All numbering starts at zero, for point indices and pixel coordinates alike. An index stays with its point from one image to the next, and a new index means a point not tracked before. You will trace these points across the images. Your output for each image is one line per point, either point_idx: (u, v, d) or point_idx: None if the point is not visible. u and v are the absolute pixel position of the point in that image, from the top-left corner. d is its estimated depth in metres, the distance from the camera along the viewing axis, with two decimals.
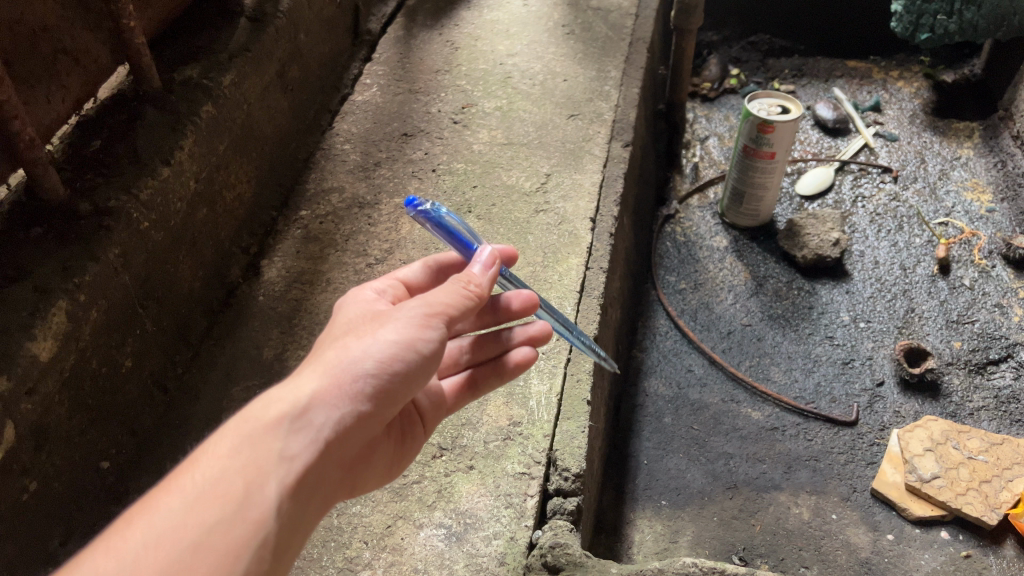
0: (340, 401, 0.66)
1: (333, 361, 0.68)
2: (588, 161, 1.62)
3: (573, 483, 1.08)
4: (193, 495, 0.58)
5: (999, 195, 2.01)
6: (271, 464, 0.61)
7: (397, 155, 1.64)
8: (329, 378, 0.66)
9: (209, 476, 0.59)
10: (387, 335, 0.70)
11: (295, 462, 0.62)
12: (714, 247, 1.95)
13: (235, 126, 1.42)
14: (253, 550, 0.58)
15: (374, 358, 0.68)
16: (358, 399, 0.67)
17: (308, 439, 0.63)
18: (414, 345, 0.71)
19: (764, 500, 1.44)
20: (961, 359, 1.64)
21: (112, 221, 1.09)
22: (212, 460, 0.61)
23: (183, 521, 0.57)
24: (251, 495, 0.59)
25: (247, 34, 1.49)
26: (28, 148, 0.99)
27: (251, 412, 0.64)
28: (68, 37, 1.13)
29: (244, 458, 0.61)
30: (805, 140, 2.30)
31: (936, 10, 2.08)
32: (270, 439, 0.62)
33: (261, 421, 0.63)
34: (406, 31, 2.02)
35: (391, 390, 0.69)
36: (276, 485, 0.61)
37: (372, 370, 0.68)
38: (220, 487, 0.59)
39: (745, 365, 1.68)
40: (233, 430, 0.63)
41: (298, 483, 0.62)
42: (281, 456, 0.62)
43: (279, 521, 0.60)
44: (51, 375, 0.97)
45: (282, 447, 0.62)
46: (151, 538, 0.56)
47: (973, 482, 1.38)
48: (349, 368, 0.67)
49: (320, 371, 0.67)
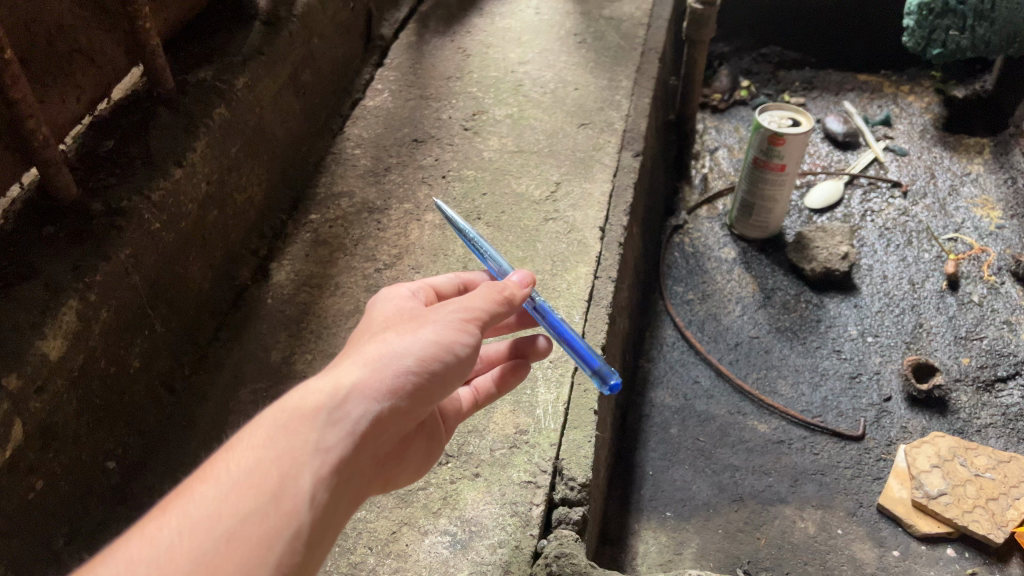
0: (379, 397, 0.66)
1: (373, 355, 0.68)
2: (598, 170, 1.63)
3: (579, 492, 1.08)
4: (228, 484, 0.58)
5: (1010, 212, 2.00)
6: (306, 455, 0.61)
7: (407, 160, 1.65)
8: (371, 372, 0.66)
9: (245, 465, 0.59)
10: (426, 334, 0.70)
11: (330, 454, 0.62)
12: (722, 258, 1.95)
13: (247, 129, 1.42)
14: (287, 541, 0.57)
15: (413, 356, 0.68)
16: (395, 395, 0.66)
17: (344, 432, 0.63)
18: (453, 347, 0.71)
19: (770, 513, 1.43)
20: (970, 376, 1.64)
21: (124, 221, 1.09)
22: (247, 450, 0.61)
23: (219, 510, 0.57)
24: (285, 486, 0.59)
25: (261, 37, 1.50)
26: (41, 147, 0.99)
27: (288, 402, 0.64)
28: (84, 38, 1.14)
29: (280, 448, 0.61)
30: (814, 153, 2.30)
31: (948, 26, 2.07)
32: (306, 430, 0.62)
33: (297, 411, 0.63)
34: (418, 37, 2.03)
35: (428, 388, 0.69)
36: (310, 477, 0.60)
37: (411, 368, 0.68)
38: (255, 477, 0.59)
39: (752, 377, 1.67)
40: (269, 420, 0.63)
41: (333, 476, 0.61)
42: (316, 448, 0.61)
43: (314, 514, 0.60)
44: (61, 374, 0.97)
45: (318, 439, 0.62)
46: (185, 527, 0.56)
47: (980, 499, 1.37)
48: (389, 363, 0.67)
49: (360, 364, 0.67)
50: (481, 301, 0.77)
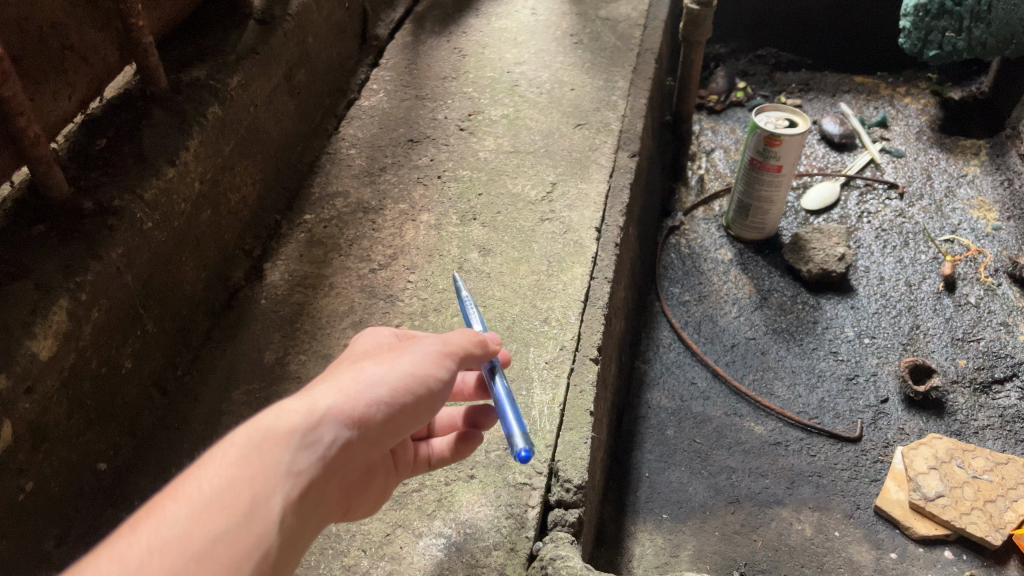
0: (351, 423, 0.64)
1: (349, 381, 0.67)
2: (594, 170, 1.62)
3: (575, 494, 1.07)
4: (199, 503, 0.57)
5: (1006, 213, 2.01)
6: (277, 478, 0.60)
7: (403, 160, 1.64)
8: (347, 396, 0.65)
9: (215, 485, 0.58)
10: (403, 364, 0.69)
11: (300, 478, 0.61)
12: (718, 260, 1.95)
13: (241, 128, 1.41)
14: (253, 565, 0.56)
15: (388, 385, 0.67)
16: (368, 423, 0.65)
17: (315, 457, 0.62)
18: (428, 379, 0.70)
19: (767, 516, 1.43)
20: (967, 378, 1.63)
21: (116, 220, 1.08)
22: (219, 468, 0.59)
23: (188, 530, 0.55)
24: (255, 508, 0.58)
25: (256, 36, 1.49)
26: (32, 145, 0.98)
27: (262, 422, 0.63)
28: (76, 35, 1.13)
29: (252, 469, 0.59)
30: (811, 155, 2.30)
31: (944, 28, 2.07)
32: (279, 452, 0.60)
33: (271, 432, 0.61)
34: (414, 37, 2.02)
35: (400, 418, 0.68)
36: (279, 501, 0.59)
37: (384, 397, 0.66)
38: (226, 497, 0.57)
39: (749, 378, 1.67)
40: (242, 438, 0.61)
41: (301, 501, 0.61)
42: (287, 471, 0.60)
43: (281, 538, 0.59)
44: (50, 374, 0.96)
45: (290, 462, 0.60)
46: (155, 545, 0.54)
47: (977, 501, 1.37)
48: (364, 390, 0.66)
49: (336, 387, 0.66)
50: (457, 339, 0.76)
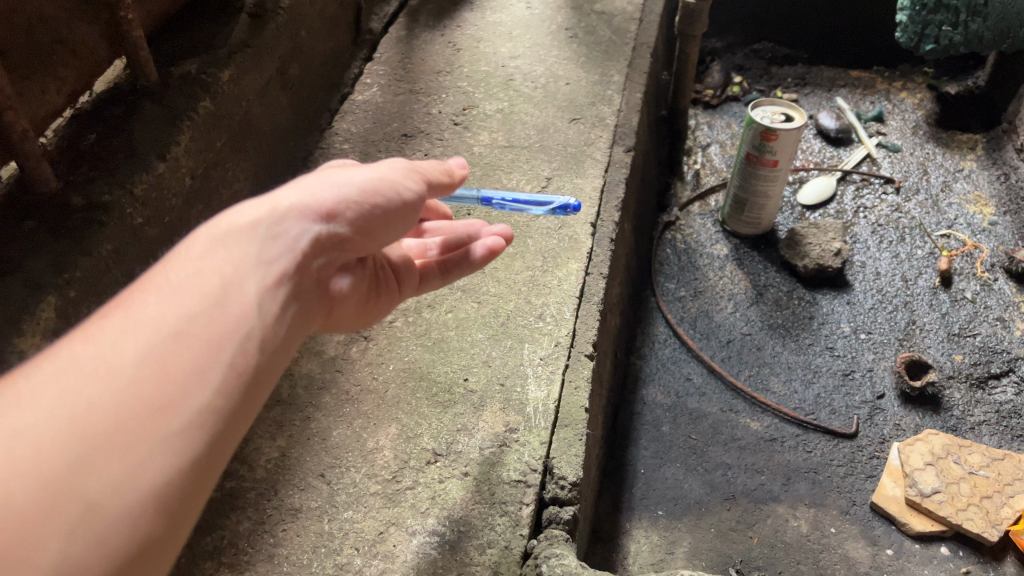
0: (318, 218, 0.67)
1: (312, 183, 0.69)
2: (589, 165, 1.61)
3: (570, 491, 1.07)
4: (172, 289, 0.59)
5: (1003, 208, 2.00)
6: (248, 265, 0.62)
7: (396, 155, 1.62)
8: (307, 197, 0.67)
9: (188, 272, 0.60)
10: (363, 172, 0.73)
11: (273, 264, 0.63)
12: (714, 255, 1.94)
13: (233, 122, 1.40)
14: (239, 336, 0.59)
15: (351, 184, 0.71)
16: (334, 219, 0.68)
17: (285, 247, 0.64)
18: (390, 185, 0.74)
19: (763, 512, 1.42)
20: (963, 373, 1.63)
21: (105, 216, 1.06)
22: (187, 261, 0.61)
23: (166, 310, 0.58)
24: (229, 292, 0.60)
25: (247, 29, 1.47)
26: (21, 140, 0.96)
27: (226, 219, 0.65)
28: (64, 28, 1.11)
29: (222, 258, 0.62)
30: (807, 150, 2.29)
31: (941, 21, 2.07)
32: (246, 243, 0.63)
33: (236, 225, 0.64)
34: (408, 30, 2.00)
35: (366, 216, 0.72)
36: (254, 286, 0.62)
37: (349, 195, 0.70)
38: (198, 284, 0.60)
39: (745, 374, 1.66)
40: (207, 234, 0.64)
41: (278, 286, 0.63)
42: (258, 260, 0.63)
43: (261, 320, 0.61)
44: None
45: (260, 252, 0.63)
46: (131, 325, 0.57)
47: (973, 497, 1.37)
48: (327, 190, 0.69)
49: (296, 188, 0.68)
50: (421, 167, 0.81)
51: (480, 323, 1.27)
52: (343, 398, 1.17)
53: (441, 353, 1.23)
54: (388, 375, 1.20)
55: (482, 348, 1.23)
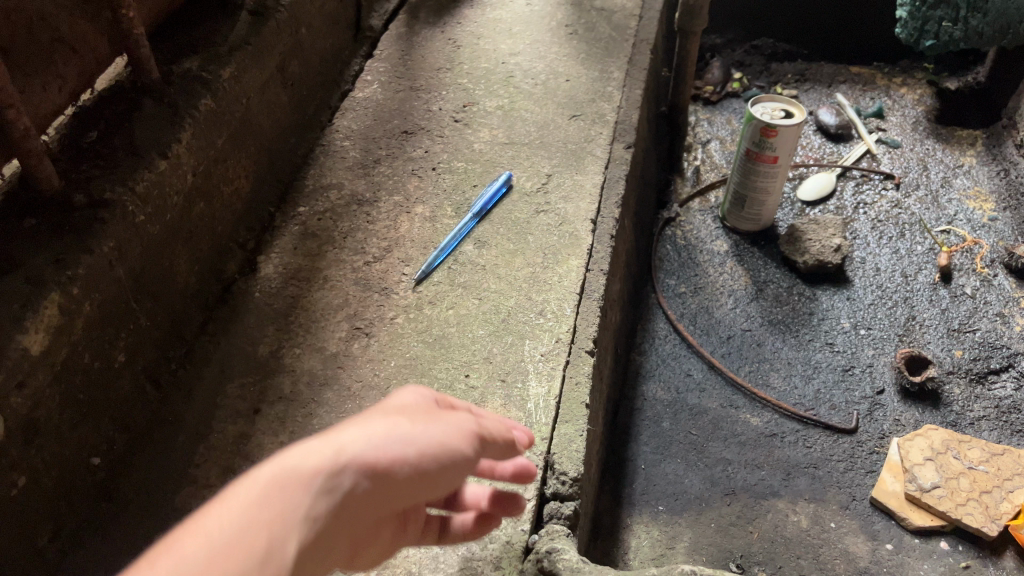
0: (375, 474, 0.60)
1: (381, 431, 0.62)
2: (590, 162, 1.61)
3: (571, 487, 1.07)
4: (216, 543, 0.53)
5: (1003, 204, 2.01)
6: (293, 523, 0.56)
7: (397, 152, 1.62)
8: (374, 447, 0.61)
9: (233, 523, 0.54)
10: (434, 432, 0.65)
11: (319, 523, 0.57)
12: (714, 251, 1.94)
13: (234, 120, 1.40)
14: None
15: (416, 446, 0.62)
16: (392, 483, 0.60)
17: (334, 505, 0.58)
18: (459, 451, 0.65)
19: (763, 507, 1.43)
20: (962, 368, 1.63)
21: (107, 213, 1.06)
22: (238, 505, 0.56)
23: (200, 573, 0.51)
24: (270, 555, 0.54)
25: (248, 27, 1.47)
26: (23, 138, 0.96)
27: (287, 459, 0.59)
28: (66, 26, 1.11)
29: (270, 512, 0.55)
30: (807, 146, 2.29)
31: (941, 17, 2.06)
32: (299, 495, 0.57)
33: (295, 471, 0.58)
34: (408, 27, 2.00)
35: (424, 484, 0.63)
36: (295, 546, 0.55)
37: (413, 457, 0.62)
38: (242, 540, 0.53)
39: (745, 370, 1.66)
40: (264, 475, 0.58)
41: (316, 547, 0.56)
42: (305, 516, 0.56)
43: None
44: (42, 369, 0.95)
45: (309, 506, 0.57)
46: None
47: (973, 492, 1.37)
48: (392, 443, 0.62)
49: (362, 436, 0.61)
50: (491, 422, 0.74)
51: (481, 319, 1.28)
52: (345, 395, 1.17)
53: (443, 349, 1.23)
54: (390, 372, 1.20)
55: (484, 344, 1.24)
